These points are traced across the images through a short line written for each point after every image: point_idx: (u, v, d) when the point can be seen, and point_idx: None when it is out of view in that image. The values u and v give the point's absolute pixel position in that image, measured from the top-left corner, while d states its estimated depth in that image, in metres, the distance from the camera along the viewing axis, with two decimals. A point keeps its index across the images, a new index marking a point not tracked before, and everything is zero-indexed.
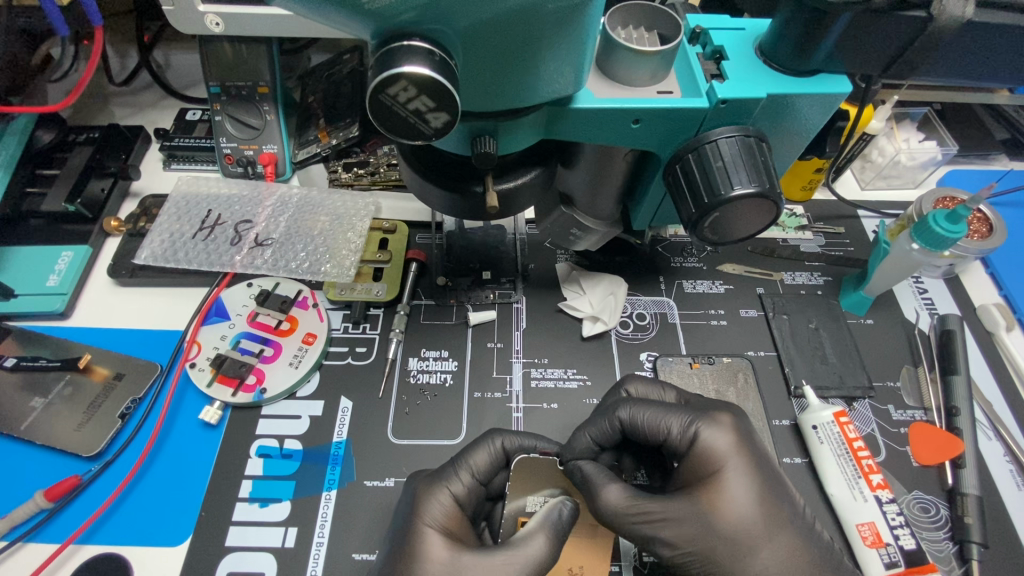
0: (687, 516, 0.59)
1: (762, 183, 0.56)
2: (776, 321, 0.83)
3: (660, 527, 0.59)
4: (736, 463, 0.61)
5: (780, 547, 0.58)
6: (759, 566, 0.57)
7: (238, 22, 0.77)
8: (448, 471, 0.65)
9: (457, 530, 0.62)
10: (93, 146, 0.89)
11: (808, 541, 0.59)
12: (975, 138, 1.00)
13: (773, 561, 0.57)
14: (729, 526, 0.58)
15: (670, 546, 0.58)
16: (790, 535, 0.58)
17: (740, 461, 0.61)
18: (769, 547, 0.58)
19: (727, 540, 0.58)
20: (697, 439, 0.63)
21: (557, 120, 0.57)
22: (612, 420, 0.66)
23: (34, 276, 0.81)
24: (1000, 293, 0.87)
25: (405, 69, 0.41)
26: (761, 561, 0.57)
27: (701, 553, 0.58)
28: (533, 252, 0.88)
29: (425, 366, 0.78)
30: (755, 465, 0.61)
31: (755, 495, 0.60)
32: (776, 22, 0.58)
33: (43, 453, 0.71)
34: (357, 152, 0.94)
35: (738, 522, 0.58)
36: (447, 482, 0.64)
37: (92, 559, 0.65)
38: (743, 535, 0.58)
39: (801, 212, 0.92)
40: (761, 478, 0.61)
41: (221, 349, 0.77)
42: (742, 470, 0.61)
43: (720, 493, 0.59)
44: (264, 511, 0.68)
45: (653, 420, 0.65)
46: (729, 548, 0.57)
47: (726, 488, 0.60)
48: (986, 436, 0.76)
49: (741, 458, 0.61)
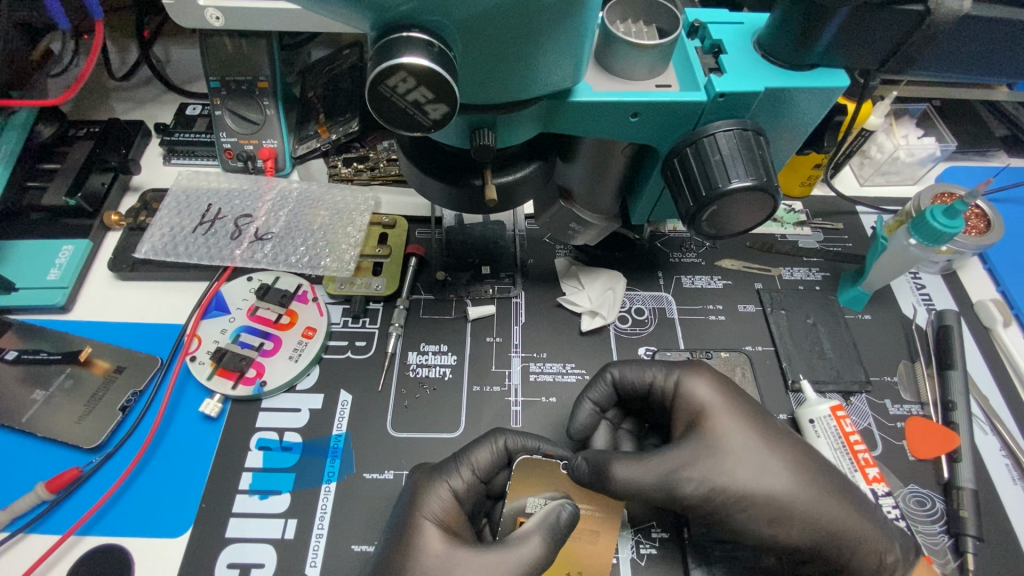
0: (700, 454, 0.62)
1: (760, 176, 0.56)
2: (774, 316, 0.83)
3: (675, 469, 0.62)
4: (722, 400, 0.66)
5: (786, 457, 0.62)
6: (774, 481, 0.61)
7: (237, 15, 0.77)
8: (450, 466, 0.66)
9: (454, 524, 0.63)
10: (93, 141, 0.90)
11: (806, 452, 0.64)
12: (974, 134, 1.00)
13: (782, 468, 0.61)
14: (736, 452, 0.62)
15: (692, 479, 0.61)
16: (788, 446, 0.63)
17: (725, 397, 0.66)
18: (776, 460, 0.62)
19: (737, 461, 0.62)
20: (682, 383, 0.68)
21: (557, 113, 0.57)
22: (603, 379, 0.71)
23: (34, 270, 0.81)
24: (997, 289, 0.87)
25: (404, 60, 0.41)
26: (773, 476, 0.61)
27: (723, 480, 0.60)
28: (532, 247, 0.88)
29: (425, 360, 0.79)
30: (738, 401, 0.66)
31: (746, 421, 0.64)
32: (774, 16, 0.58)
33: (44, 445, 0.71)
34: (358, 147, 0.95)
35: (741, 445, 0.63)
36: (447, 477, 0.65)
37: (91, 551, 0.65)
38: (749, 455, 0.62)
39: (800, 208, 0.93)
40: (750, 415, 0.65)
41: (221, 342, 0.77)
42: (728, 404, 0.65)
43: (720, 436, 0.63)
44: (263, 503, 0.68)
45: (637, 375, 0.71)
46: (743, 471, 0.61)
47: (719, 421, 0.64)
48: (983, 430, 0.76)
49: (726, 395, 0.66)
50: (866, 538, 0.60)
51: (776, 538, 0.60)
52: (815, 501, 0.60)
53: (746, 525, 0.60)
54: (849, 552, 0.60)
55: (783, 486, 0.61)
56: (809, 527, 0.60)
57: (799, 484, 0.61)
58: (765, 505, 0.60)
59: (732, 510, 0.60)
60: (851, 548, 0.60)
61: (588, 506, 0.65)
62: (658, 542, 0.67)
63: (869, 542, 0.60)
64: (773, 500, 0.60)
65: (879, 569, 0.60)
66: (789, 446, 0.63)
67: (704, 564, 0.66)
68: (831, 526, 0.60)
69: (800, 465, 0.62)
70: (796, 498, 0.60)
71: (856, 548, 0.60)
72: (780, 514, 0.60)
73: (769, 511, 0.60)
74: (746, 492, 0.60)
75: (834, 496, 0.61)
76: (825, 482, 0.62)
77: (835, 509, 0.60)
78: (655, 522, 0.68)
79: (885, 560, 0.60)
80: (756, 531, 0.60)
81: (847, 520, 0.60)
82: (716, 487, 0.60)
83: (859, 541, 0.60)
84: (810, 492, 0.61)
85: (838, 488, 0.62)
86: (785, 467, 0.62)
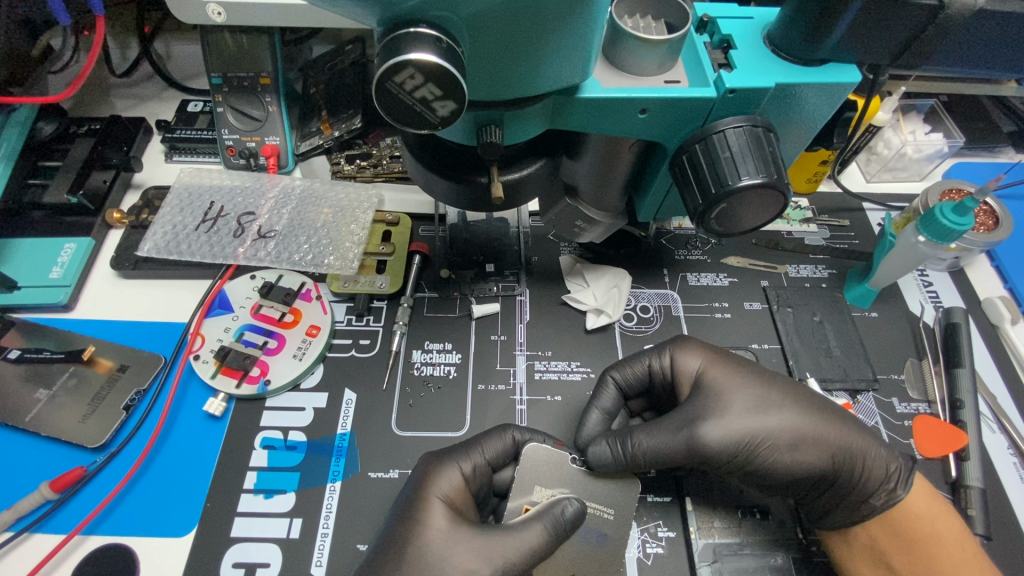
0: (709, 404, 0.66)
1: (770, 173, 0.56)
2: (780, 313, 0.82)
3: (690, 422, 0.65)
4: (715, 357, 0.70)
5: (783, 390, 0.67)
6: (779, 413, 0.66)
7: (238, 11, 0.76)
8: (460, 451, 0.66)
9: (461, 504, 0.63)
10: (94, 138, 0.89)
11: (801, 386, 0.69)
12: (981, 130, 0.99)
13: (784, 407, 0.66)
14: (742, 404, 0.66)
15: (709, 424, 0.64)
16: (782, 380, 0.69)
17: (715, 354, 0.70)
18: (776, 392, 0.67)
19: (742, 410, 0.65)
20: (675, 359, 0.71)
21: (565, 109, 0.57)
22: (608, 384, 0.72)
23: (36, 268, 0.81)
24: (1005, 286, 0.87)
25: (412, 56, 0.40)
26: (778, 409, 0.66)
27: (736, 420, 0.64)
28: (537, 245, 0.88)
29: (429, 358, 0.78)
30: (730, 357, 0.71)
31: (741, 369, 0.69)
32: (784, 10, 0.58)
33: (48, 444, 0.71)
34: (360, 144, 0.94)
35: (744, 387, 0.67)
36: (458, 459, 0.65)
37: (97, 550, 0.65)
38: (751, 394, 0.67)
39: (806, 205, 0.92)
40: (746, 368, 0.69)
41: (225, 340, 0.77)
42: (721, 358, 0.70)
43: (728, 396, 0.66)
44: (268, 502, 0.68)
45: (635, 367, 0.72)
46: (752, 418, 0.65)
47: (718, 373, 0.68)
48: (990, 428, 0.76)
49: (720, 358, 0.70)
50: (872, 449, 0.65)
51: (796, 464, 0.64)
52: (820, 422, 0.65)
53: (768, 462, 0.64)
54: (861, 464, 0.64)
55: (789, 415, 0.65)
56: (823, 447, 0.64)
57: (802, 411, 0.66)
58: (778, 435, 0.64)
59: (753, 448, 0.64)
60: (862, 460, 0.64)
61: (596, 504, 0.65)
62: (665, 541, 0.67)
63: (875, 454, 0.65)
64: (783, 429, 0.65)
65: (887, 477, 0.65)
66: (784, 381, 0.69)
67: (712, 562, 0.65)
68: (840, 442, 0.65)
69: (799, 395, 0.67)
70: (803, 423, 0.65)
71: (865, 461, 0.64)
72: (794, 440, 0.64)
73: (784, 440, 0.64)
74: (760, 427, 0.64)
75: (833, 416, 0.66)
76: (824, 406, 0.67)
77: (840, 428, 0.65)
78: (661, 520, 0.68)
79: (891, 469, 0.65)
80: (775, 463, 0.64)
81: (853, 437, 0.65)
82: (733, 429, 0.64)
83: (867, 453, 0.65)
84: (813, 417, 0.66)
85: (838, 412, 0.67)
86: (786, 398, 0.67)
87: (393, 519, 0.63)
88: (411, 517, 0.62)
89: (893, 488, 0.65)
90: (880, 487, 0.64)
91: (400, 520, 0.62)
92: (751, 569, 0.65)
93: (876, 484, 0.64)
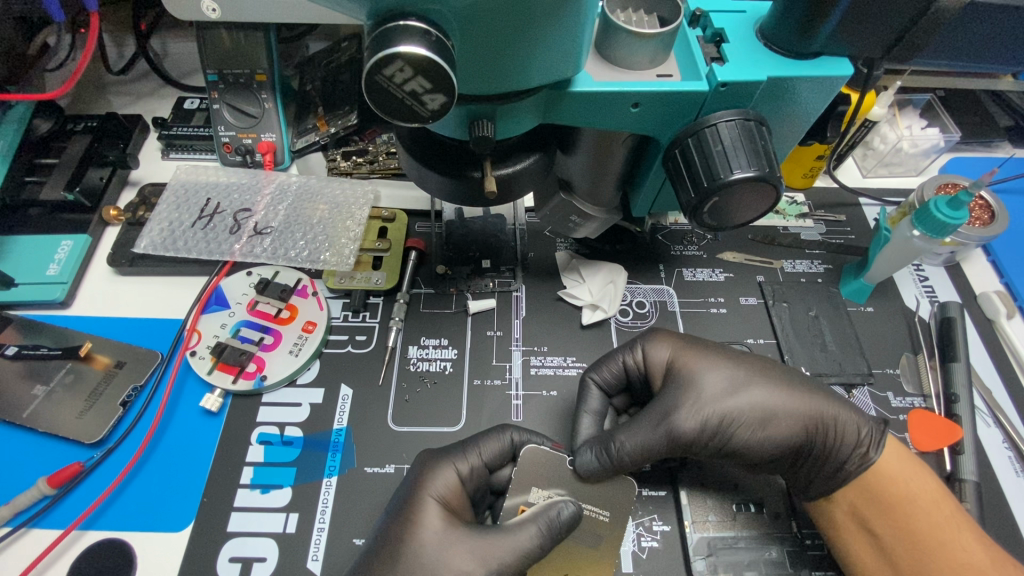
0: (681, 392, 0.68)
1: (762, 166, 0.56)
2: (775, 308, 0.82)
3: (667, 412, 0.66)
4: (685, 344, 0.71)
5: (751, 367, 0.69)
6: (748, 391, 0.67)
7: (234, 6, 0.76)
8: (457, 450, 0.67)
9: (456, 504, 0.64)
10: (90, 135, 0.90)
11: (769, 362, 0.70)
12: (978, 125, 0.99)
13: (754, 388, 0.67)
14: (713, 389, 0.67)
15: (682, 411, 0.66)
16: (750, 358, 0.70)
17: (685, 343, 0.71)
18: (744, 371, 0.69)
19: (714, 395, 0.67)
20: (646, 354, 0.71)
21: (556, 102, 0.56)
22: (590, 387, 0.72)
23: (34, 265, 0.81)
24: (1000, 280, 0.87)
25: (401, 49, 0.41)
26: (746, 388, 0.67)
27: (709, 403, 0.66)
28: (532, 240, 0.88)
29: (425, 354, 0.78)
30: (700, 342, 0.72)
31: (710, 353, 0.70)
32: (777, 4, 0.58)
33: (46, 440, 0.71)
34: (356, 140, 0.94)
35: (714, 369, 0.69)
36: (454, 458, 0.66)
37: (94, 545, 0.65)
38: (721, 374, 0.68)
39: (802, 199, 0.92)
40: (714, 352, 0.70)
41: (221, 336, 0.77)
42: (690, 343, 0.71)
43: (700, 382, 0.68)
44: (264, 497, 0.68)
45: (611, 367, 0.72)
46: (723, 401, 0.66)
47: (689, 359, 0.70)
48: (985, 423, 0.76)
49: (688, 346, 0.71)
50: (841, 415, 0.66)
51: (768, 441, 0.66)
52: (789, 397, 0.67)
53: (742, 440, 0.66)
54: (833, 431, 0.66)
55: (758, 393, 0.67)
56: (794, 420, 0.66)
57: (769, 389, 0.67)
58: (749, 413, 0.66)
59: (726, 429, 0.65)
60: (833, 428, 0.66)
61: (592, 507, 0.65)
62: (660, 535, 0.67)
63: (845, 419, 0.66)
64: (754, 406, 0.66)
65: (859, 442, 0.65)
66: (752, 358, 0.70)
67: (707, 556, 0.65)
68: (810, 412, 0.66)
69: (767, 371, 0.69)
70: (773, 400, 0.67)
71: (836, 427, 0.66)
72: (765, 416, 0.66)
73: (756, 417, 0.66)
74: (731, 409, 0.66)
75: (801, 387, 0.68)
76: (792, 380, 0.68)
77: (808, 398, 0.67)
78: (655, 515, 0.68)
79: (863, 433, 0.66)
80: (749, 441, 0.66)
81: (822, 406, 0.67)
82: (706, 415, 0.66)
83: (837, 419, 0.66)
84: (781, 394, 0.67)
85: (807, 382, 0.69)
86: (755, 375, 0.68)
87: (389, 517, 0.63)
88: (406, 515, 0.62)
89: (865, 452, 0.65)
90: (853, 452, 0.65)
91: (395, 519, 0.62)
92: (746, 562, 0.65)
93: (850, 448, 0.65)
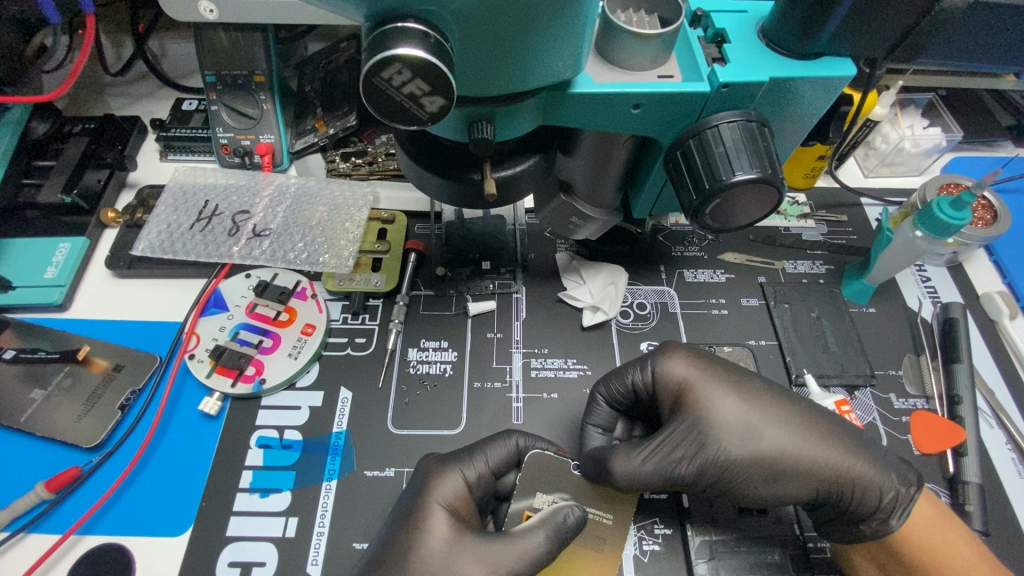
0: (687, 433, 0.65)
1: (764, 168, 0.55)
2: (777, 310, 0.82)
3: (667, 453, 0.64)
4: (700, 371, 0.67)
5: (767, 412, 0.65)
6: (761, 441, 0.63)
7: (232, 8, 0.76)
8: (463, 456, 0.66)
9: (463, 510, 0.63)
10: (88, 137, 0.89)
11: (792, 402, 0.66)
12: (980, 125, 0.99)
13: (768, 433, 0.63)
14: (719, 436, 0.63)
15: (684, 456, 0.64)
16: (769, 399, 0.66)
17: (700, 369, 0.68)
18: (760, 417, 0.64)
19: (721, 437, 0.63)
20: (655, 374, 0.69)
21: (555, 104, 0.56)
22: (596, 402, 0.72)
23: (33, 268, 0.81)
24: (1003, 281, 0.86)
25: (399, 51, 0.40)
26: (761, 435, 0.63)
27: (713, 452, 0.63)
28: (533, 242, 0.88)
29: (425, 357, 0.78)
30: (717, 371, 0.68)
31: (725, 387, 0.66)
32: (779, 4, 0.57)
33: (44, 444, 0.71)
34: (356, 141, 0.93)
35: (726, 411, 0.65)
36: (460, 464, 0.65)
37: (92, 550, 0.65)
38: (735, 418, 0.64)
39: (804, 200, 0.91)
40: (729, 386, 0.66)
41: (220, 340, 0.77)
42: (707, 376, 0.67)
43: (708, 426, 0.64)
44: (264, 501, 0.68)
45: (618, 383, 0.71)
46: (731, 447, 0.63)
47: (700, 394, 0.66)
48: (988, 424, 0.75)
49: (701, 375, 0.67)
50: (861, 475, 0.62)
51: (775, 495, 0.63)
52: (805, 448, 0.63)
53: (745, 491, 0.63)
54: (851, 491, 0.62)
55: (773, 442, 0.63)
56: (805, 478, 0.62)
57: (786, 435, 0.63)
58: (757, 467, 0.62)
59: (728, 478, 0.63)
60: (851, 489, 0.62)
61: (595, 509, 0.65)
62: (661, 538, 0.67)
63: (867, 479, 0.62)
64: (764, 460, 0.62)
65: (879, 507, 0.61)
66: (772, 399, 0.66)
67: (709, 559, 0.65)
68: (825, 471, 0.62)
69: (786, 415, 0.64)
70: (786, 451, 0.63)
71: (855, 488, 0.61)
72: (771, 475, 0.62)
73: (761, 474, 0.62)
74: (737, 459, 0.62)
75: (821, 440, 0.63)
76: (812, 430, 0.64)
77: (827, 452, 0.63)
78: (657, 518, 0.68)
79: (886, 499, 0.61)
80: (751, 492, 0.63)
81: (842, 461, 0.62)
82: (708, 463, 0.63)
83: (856, 481, 0.61)
84: (798, 441, 0.63)
85: (830, 430, 0.64)
86: (771, 422, 0.64)
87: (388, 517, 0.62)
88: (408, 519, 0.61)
89: (886, 517, 0.61)
90: (872, 514, 0.61)
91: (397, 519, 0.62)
92: (747, 566, 0.65)
93: (868, 511, 0.61)
